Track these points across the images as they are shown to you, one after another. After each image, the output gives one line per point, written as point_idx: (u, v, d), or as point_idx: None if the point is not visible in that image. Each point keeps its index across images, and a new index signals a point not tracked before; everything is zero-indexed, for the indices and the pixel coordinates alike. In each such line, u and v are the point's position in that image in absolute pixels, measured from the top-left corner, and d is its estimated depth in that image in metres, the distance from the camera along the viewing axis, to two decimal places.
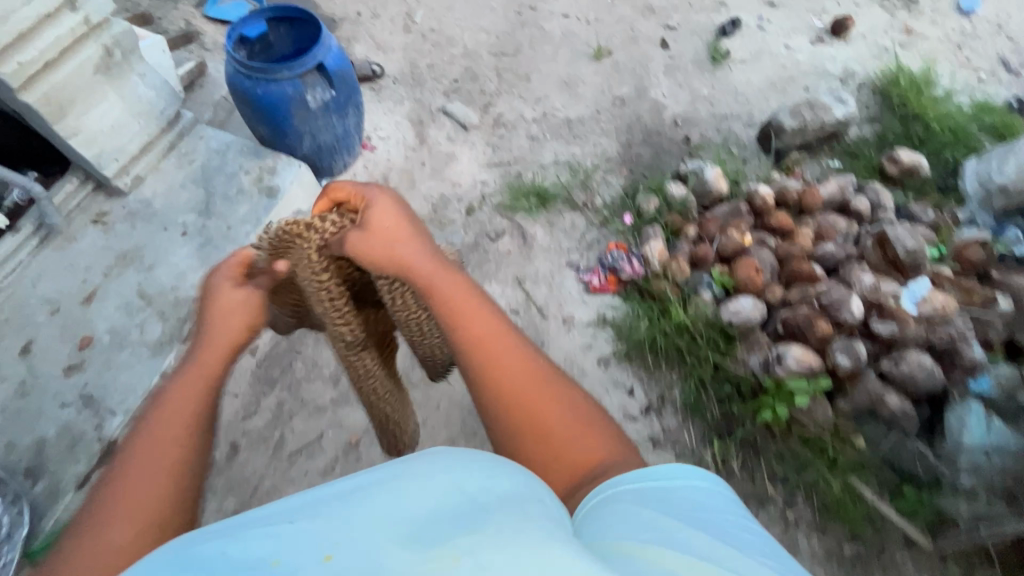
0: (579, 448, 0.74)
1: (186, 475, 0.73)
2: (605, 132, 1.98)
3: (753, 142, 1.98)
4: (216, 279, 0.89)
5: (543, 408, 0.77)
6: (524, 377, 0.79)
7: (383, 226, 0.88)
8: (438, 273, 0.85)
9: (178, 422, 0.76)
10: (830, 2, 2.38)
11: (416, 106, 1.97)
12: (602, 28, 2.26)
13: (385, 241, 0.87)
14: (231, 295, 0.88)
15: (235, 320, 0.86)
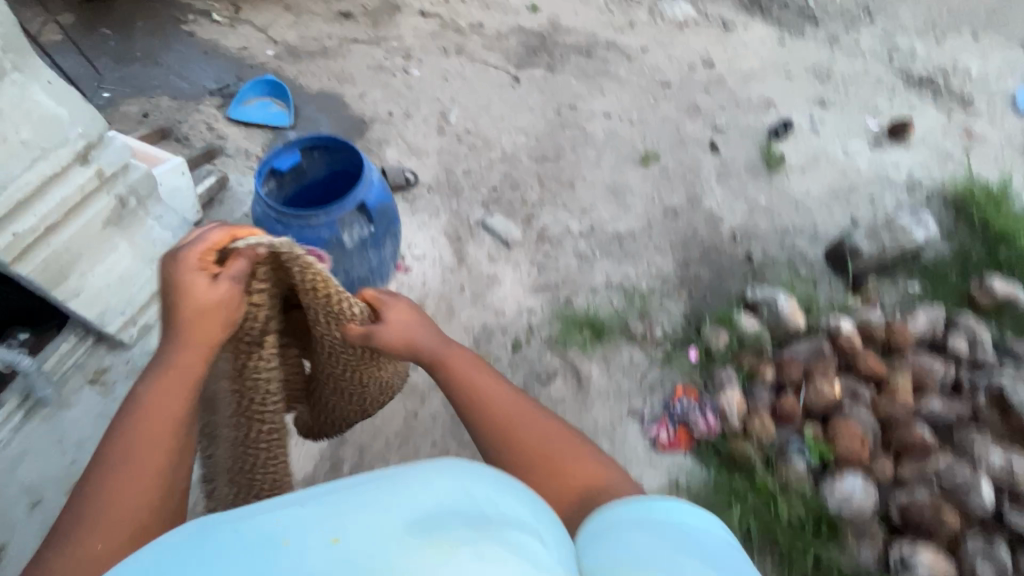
0: (570, 460, 0.90)
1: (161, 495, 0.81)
2: (659, 247, 1.81)
3: (821, 260, 1.81)
4: (187, 267, 0.92)
5: (514, 423, 0.95)
6: (519, 423, 0.95)
7: (399, 318, 1.10)
8: (440, 345, 1.08)
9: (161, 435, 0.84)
10: (882, 102, 2.27)
11: (453, 219, 1.82)
12: (647, 128, 2.13)
13: (401, 328, 1.09)
14: (208, 292, 0.92)
15: (208, 321, 0.92)
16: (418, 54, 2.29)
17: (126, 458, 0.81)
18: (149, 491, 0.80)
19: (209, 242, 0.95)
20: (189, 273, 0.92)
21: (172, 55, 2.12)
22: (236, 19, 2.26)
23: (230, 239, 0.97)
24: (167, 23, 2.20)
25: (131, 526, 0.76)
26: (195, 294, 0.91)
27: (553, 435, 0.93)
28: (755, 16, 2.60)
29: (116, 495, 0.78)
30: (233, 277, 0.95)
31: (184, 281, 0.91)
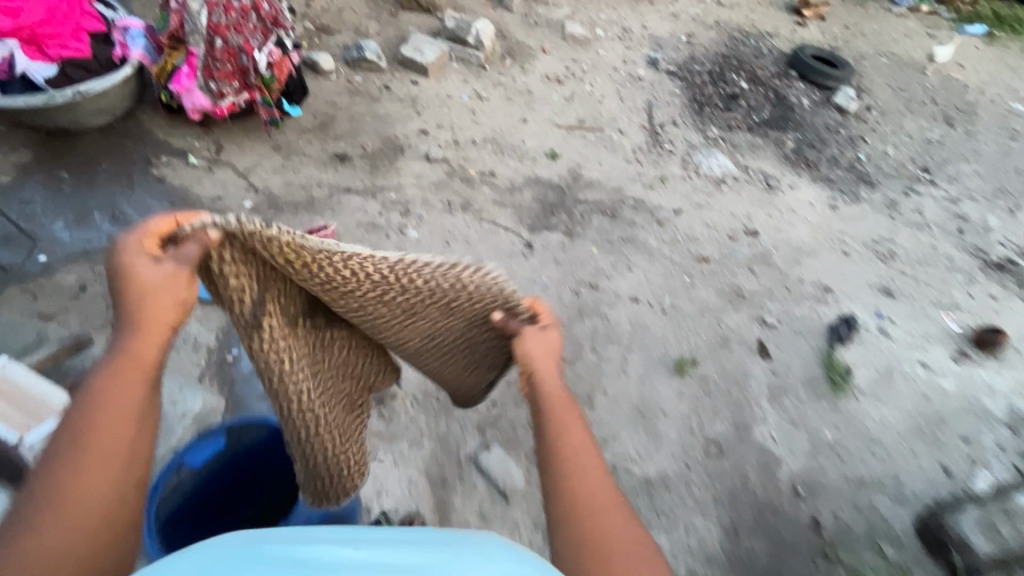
0: (623, 557, 0.73)
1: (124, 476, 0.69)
2: (699, 504, 1.41)
3: (910, 534, 1.39)
4: (129, 251, 0.73)
5: (591, 475, 0.81)
6: (602, 496, 0.79)
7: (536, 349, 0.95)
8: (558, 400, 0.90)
9: (122, 422, 0.70)
10: (960, 293, 1.93)
11: (439, 451, 1.45)
12: (682, 319, 1.78)
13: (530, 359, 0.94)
14: (152, 273, 0.73)
15: (163, 301, 0.73)
16: (417, 208, 2.00)
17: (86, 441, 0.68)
18: (109, 476, 0.67)
19: (147, 228, 0.75)
20: (128, 256, 0.72)
21: (134, 204, 1.84)
22: (215, 160, 2.00)
23: (175, 227, 0.77)
24: (134, 164, 1.93)
25: (91, 526, 0.64)
26: (136, 282, 0.72)
27: (619, 525, 0.76)
28: (801, 171, 2.31)
29: (74, 481, 0.66)
30: (180, 258, 0.74)
31: (126, 266, 0.72)
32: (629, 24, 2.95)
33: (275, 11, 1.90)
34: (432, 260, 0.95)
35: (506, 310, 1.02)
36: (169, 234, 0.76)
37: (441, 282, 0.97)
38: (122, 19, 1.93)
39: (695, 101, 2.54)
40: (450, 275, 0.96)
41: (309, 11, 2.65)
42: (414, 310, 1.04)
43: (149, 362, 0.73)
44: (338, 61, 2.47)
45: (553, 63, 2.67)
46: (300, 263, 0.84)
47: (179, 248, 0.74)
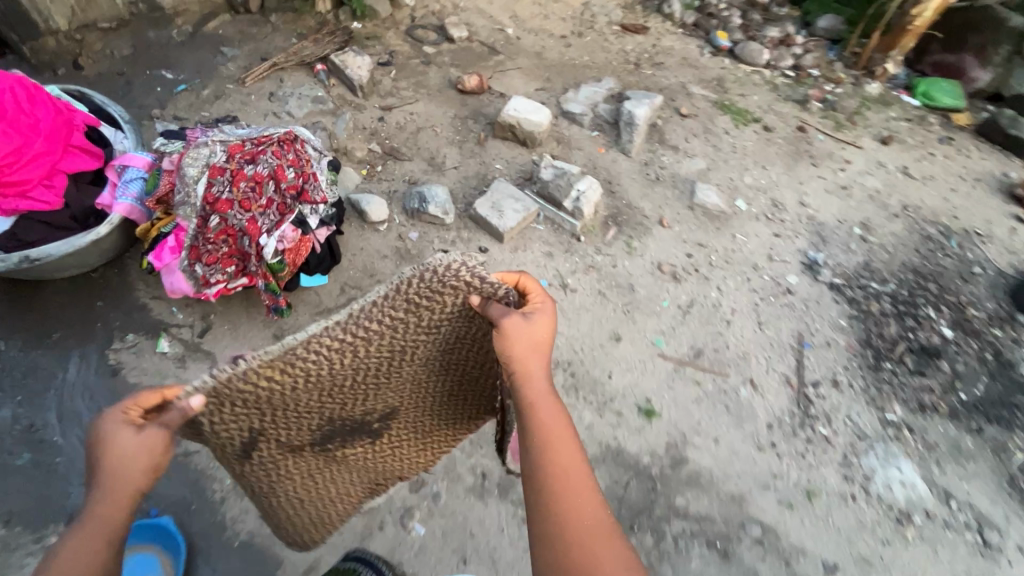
0: (578, 507, 0.92)
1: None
2: None
3: None
4: (115, 418, 0.83)
5: (559, 439, 0.96)
6: (570, 460, 0.96)
7: (532, 340, 0.99)
8: (544, 401, 0.98)
9: (87, 556, 0.79)
10: None
11: None
12: None
13: (527, 348, 0.98)
14: (126, 441, 0.82)
15: (133, 465, 0.82)
16: (434, 478, 1.47)
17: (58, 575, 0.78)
18: None
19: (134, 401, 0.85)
20: (111, 426, 0.82)
21: (62, 410, 1.36)
22: (193, 348, 1.49)
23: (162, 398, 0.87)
24: (88, 341, 1.46)
25: None
26: (117, 448, 0.82)
27: (586, 503, 0.92)
28: None
29: None
30: (162, 421, 0.84)
31: (107, 433, 0.82)
32: (780, 196, 2.24)
33: (302, 180, 1.39)
34: (379, 293, 0.93)
35: (484, 294, 0.99)
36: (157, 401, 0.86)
37: (401, 309, 0.96)
38: (128, 154, 1.49)
39: (870, 347, 1.76)
40: (406, 297, 0.95)
41: (379, 129, 2.17)
42: (417, 345, 1.06)
43: (119, 506, 0.83)
44: (395, 208, 1.95)
45: (670, 245, 2.00)
46: (278, 375, 0.91)
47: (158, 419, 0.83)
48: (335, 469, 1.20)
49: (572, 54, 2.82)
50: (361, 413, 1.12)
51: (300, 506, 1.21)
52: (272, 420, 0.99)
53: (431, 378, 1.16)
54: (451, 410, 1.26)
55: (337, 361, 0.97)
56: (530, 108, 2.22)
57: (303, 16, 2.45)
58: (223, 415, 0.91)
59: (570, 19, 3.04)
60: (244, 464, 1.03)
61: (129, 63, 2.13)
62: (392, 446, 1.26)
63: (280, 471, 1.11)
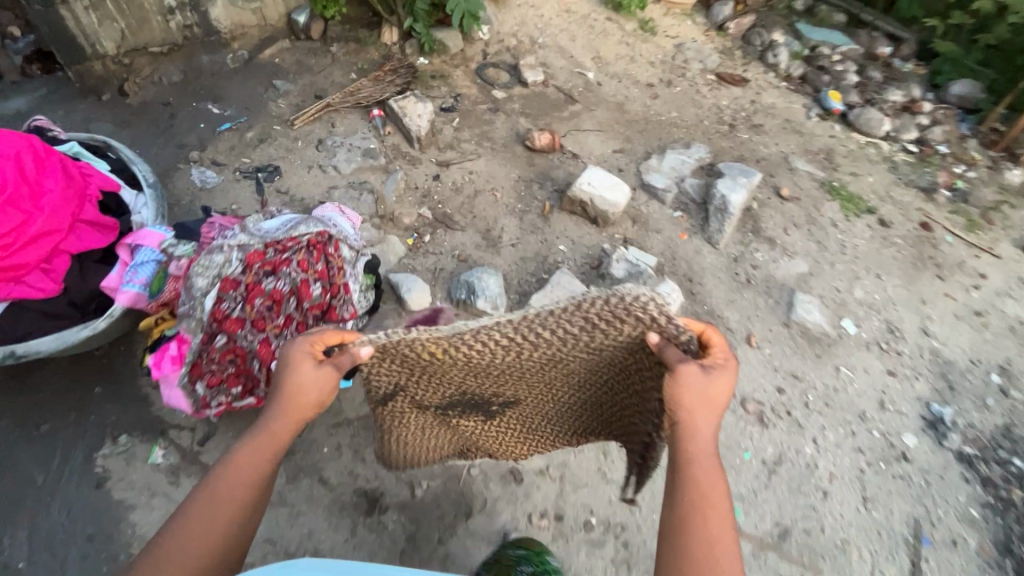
0: (711, 540, 0.86)
1: (254, 490, 0.91)
2: None
3: None
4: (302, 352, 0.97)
5: (704, 473, 0.91)
6: (716, 495, 0.90)
7: (712, 388, 0.93)
8: (702, 434, 0.93)
9: (256, 463, 0.92)
10: None
11: None
12: None
13: (704, 399, 0.92)
14: (307, 374, 0.96)
15: (310, 396, 0.96)
16: None
17: (224, 483, 0.89)
18: (240, 494, 0.89)
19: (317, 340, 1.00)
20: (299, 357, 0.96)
21: (35, 526, 1.20)
22: (189, 460, 1.29)
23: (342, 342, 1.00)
24: (75, 440, 1.29)
25: (221, 527, 0.86)
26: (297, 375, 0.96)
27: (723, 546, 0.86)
28: None
29: (216, 494, 0.88)
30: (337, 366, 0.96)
31: (295, 363, 0.96)
32: (898, 318, 1.85)
33: (330, 296, 1.15)
34: (561, 305, 0.95)
35: (665, 335, 0.94)
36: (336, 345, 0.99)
37: (576, 325, 0.98)
38: (144, 229, 1.31)
39: (1010, 556, 1.40)
40: (583, 315, 0.96)
41: (432, 189, 1.92)
42: (569, 358, 1.07)
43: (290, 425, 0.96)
44: (439, 293, 1.71)
45: (759, 372, 1.66)
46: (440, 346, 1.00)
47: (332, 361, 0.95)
48: (449, 432, 1.29)
49: (658, 107, 2.49)
50: (489, 396, 1.18)
51: (402, 455, 1.31)
52: (418, 379, 1.12)
53: (564, 390, 1.18)
54: (567, 424, 1.27)
55: (495, 352, 1.04)
56: (607, 182, 1.92)
57: (366, 48, 2.23)
58: (389, 361, 1.05)
59: (659, 63, 2.71)
60: (378, 405, 1.17)
61: (177, 92, 1.97)
62: (500, 437, 1.30)
63: (405, 418, 1.22)
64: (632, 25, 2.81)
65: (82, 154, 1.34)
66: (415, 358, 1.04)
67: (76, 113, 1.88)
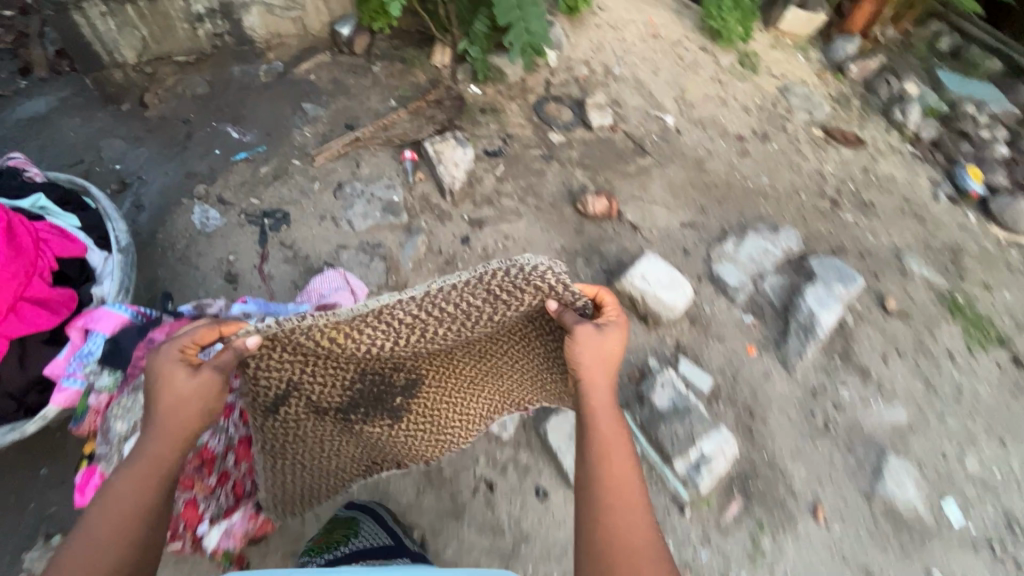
0: (627, 509, 0.87)
1: (143, 514, 0.79)
2: None
3: None
4: (168, 360, 0.87)
5: (613, 442, 0.94)
6: (622, 458, 0.92)
7: (607, 350, 1.00)
8: (603, 407, 0.98)
9: (138, 488, 0.80)
10: None
11: None
12: None
13: (600, 357, 1.00)
14: (182, 385, 0.86)
15: (190, 410, 0.87)
16: None
17: (101, 514, 0.76)
18: (124, 520, 0.77)
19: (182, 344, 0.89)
20: (164, 366, 0.87)
21: None
22: None
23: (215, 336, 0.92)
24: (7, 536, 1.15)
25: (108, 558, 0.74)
26: (169, 386, 0.86)
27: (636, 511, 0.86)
28: None
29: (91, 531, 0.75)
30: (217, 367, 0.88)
31: (161, 375, 0.87)
32: (1021, 508, 1.43)
33: None
34: (458, 278, 0.95)
35: (563, 302, 1.01)
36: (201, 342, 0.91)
37: (480, 297, 0.98)
38: (98, 309, 1.12)
39: None
40: (487, 287, 0.97)
41: (457, 254, 1.64)
42: (471, 337, 1.08)
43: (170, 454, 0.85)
44: None
45: (819, 560, 1.33)
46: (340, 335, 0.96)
47: (211, 359, 0.87)
48: (343, 437, 1.19)
49: (745, 167, 2.08)
50: (390, 382, 1.13)
51: (295, 474, 1.19)
52: (310, 374, 1.04)
53: (467, 372, 1.17)
54: (472, 404, 1.24)
55: (394, 336, 1.01)
56: (665, 278, 1.57)
57: (412, 70, 1.96)
58: (272, 356, 0.97)
59: (754, 109, 2.27)
60: (268, 417, 1.07)
61: (198, 108, 1.78)
62: (411, 434, 1.23)
63: (293, 431, 1.12)
64: (730, 59, 2.38)
65: (49, 211, 1.17)
66: (302, 349, 0.98)
67: (91, 124, 1.73)
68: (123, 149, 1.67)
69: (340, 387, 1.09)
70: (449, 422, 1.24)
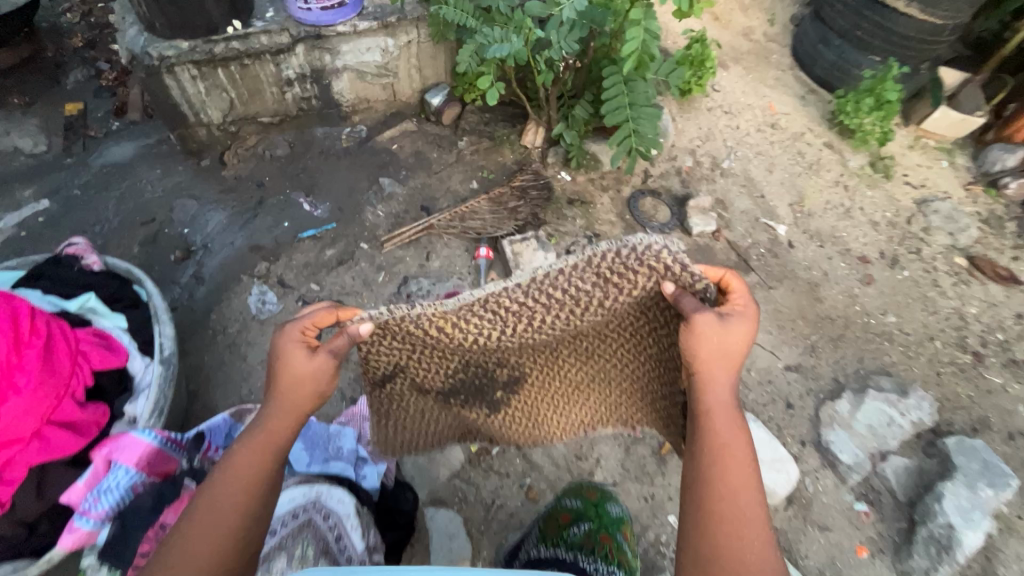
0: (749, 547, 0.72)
1: (255, 495, 0.79)
2: None
3: None
4: (292, 339, 0.86)
5: (734, 451, 0.78)
6: (741, 477, 0.76)
7: (731, 340, 0.81)
8: (724, 414, 0.81)
9: (253, 467, 0.80)
10: None
11: None
12: None
13: (722, 353, 0.81)
14: (301, 364, 0.85)
15: (304, 390, 0.85)
16: None
17: (218, 487, 0.77)
18: (241, 497, 0.78)
19: (308, 321, 0.88)
20: (287, 346, 0.86)
21: None
22: None
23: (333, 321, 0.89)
24: None
25: (219, 533, 0.75)
26: (289, 367, 0.84)
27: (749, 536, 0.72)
28: None
29: (206, 505, 0.77)
30: (332, 351, 0.86)
31: (281, 353, 0.86)
32: None
33: None
34: (563, 263, 0.84)
35: (683, 285, 0.84)
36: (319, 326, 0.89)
37: (588, 279, 0.86)
38: (126, 434, 1.02)
39: None
40: (596, 270, 0.85)
41: None
42: (578, 327, 0.95)
43: (280, 439, 0.84)
44: (484, 545, 1.28)
45: None
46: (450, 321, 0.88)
47: (326, 343, 0.85)
48: (444, 416, 1.12)
49: (868, 298, 1.76)
50: (491, 370, 1.03)
51: (405, 443, 1.12)
52: (420, 357, 0.97)
53: (572, 367, 1.04)
54: (571, 402, 1.10)
55: (503, 325, 0.92)
56: (766, 453, 1.38)
57: (499, 148, 1.80)
58: (386, 340, 0.91)
59: (884, 224, 1.94)
60: (373, 390, 1.01)
61: (275, 172, 1.70)
62: (509, 424, 1.13)
63: (400, 406, 1.06)
64: (859, 160, 2.06)
65: (97, 311, 1.09)
66: (419, 332, 0.90)
67: (170, 178, 1.68)
68: (194, 212, 1.61)
69: (446, 370, 1.00)
70: (547, 423, 1.13)
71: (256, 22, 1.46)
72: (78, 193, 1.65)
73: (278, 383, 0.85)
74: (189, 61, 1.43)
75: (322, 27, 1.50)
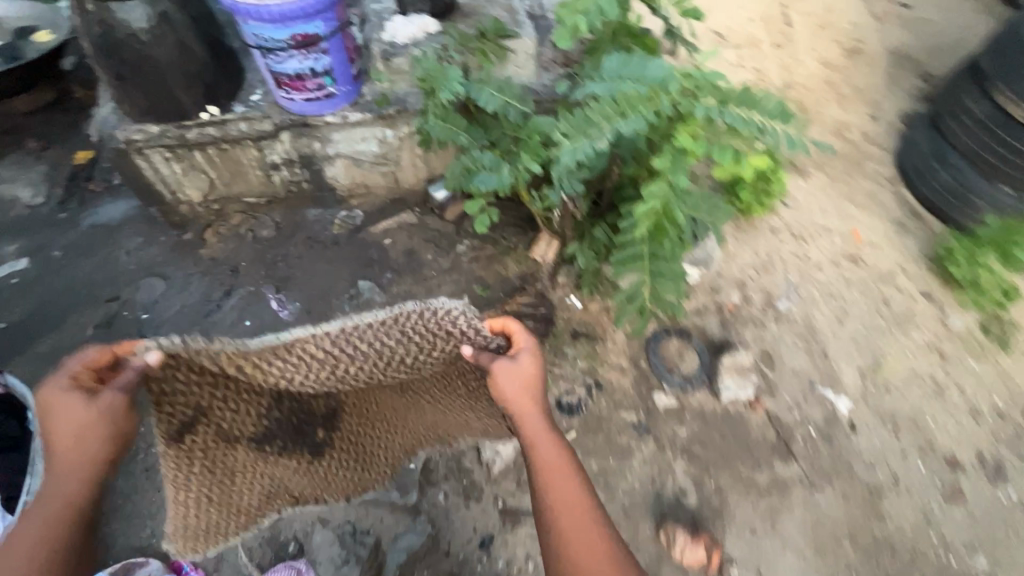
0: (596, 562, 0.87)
1: (60, 544, 0.80)
2: None
3: None
4: (58, 389, 0.77)
5: (563, 481, 0.92)
6: (575, 499, 0.91)
7: (528, 377, 0.93)
8: (547, 446, 0.93)
9: (48, 530, 0.79)
10: None
11: None
12: None
13: (526, 388, 0.93)
14: (69, 420, 0.77)
15: (87, 448, 0.78)
16: None
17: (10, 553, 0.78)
18: (42, 552, 0.79)
19: (82, 360, 0.79)
20: (52, 398, 0.77)
21: None
22: None
23: (110, 359, 0.80)
24: None
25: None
26: (58, 420, 0.77)
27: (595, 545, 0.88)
28: None
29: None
30: (117, 388, 0.77)
31: (49, 404, 0.77)
32: None
33: None
34: (377, 317, 0.86)
35: (478, 344, 0.93)
36: (98, 365, 0.79)
37: (395, 332, 0.89)
38: None
39: None
40: (400, 328, 0.88)
41: (467, 561, 1.21)
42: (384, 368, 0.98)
43: (71, 498, 0.80)
44: None
45: None
46: (255, 365, 0.83)
47: (112, 384, 0.77)
48: (255, 472, 1.00)
49: (947, 525, 1.33)
50: (307, 409, 0.99)
51: (206, 507, 0.95)
52: (222, 399, 0.87)
53: (382, 396, 1.08)
54: (388, 429, 1.14)
55: (314, 367, 0.89)
56: None
57: (502, 258, 1.55)
58: (177, 384, 0.80)
59: (991, 416, 1.48)
60: (171, 448, 0.85)
61: (251, 256, 1.54)
62: (336, 463, 1.10)
63: (207, 467, 0.91)
64: (967, 319, 1.60)
65: None
66: (209, 371, 0.82)
67: (145, 249, 1.57)
68: (159, 295, 1.49)
69: (259, 413, 0.93)
70: (373, 449, 1.14)
71: (236, 107, 1.31)
72: (57, 255, 1.58)
73: (52, 442, 0.77)
74: (160, 145, 1.31)
75: (308, 116, 1.32)
